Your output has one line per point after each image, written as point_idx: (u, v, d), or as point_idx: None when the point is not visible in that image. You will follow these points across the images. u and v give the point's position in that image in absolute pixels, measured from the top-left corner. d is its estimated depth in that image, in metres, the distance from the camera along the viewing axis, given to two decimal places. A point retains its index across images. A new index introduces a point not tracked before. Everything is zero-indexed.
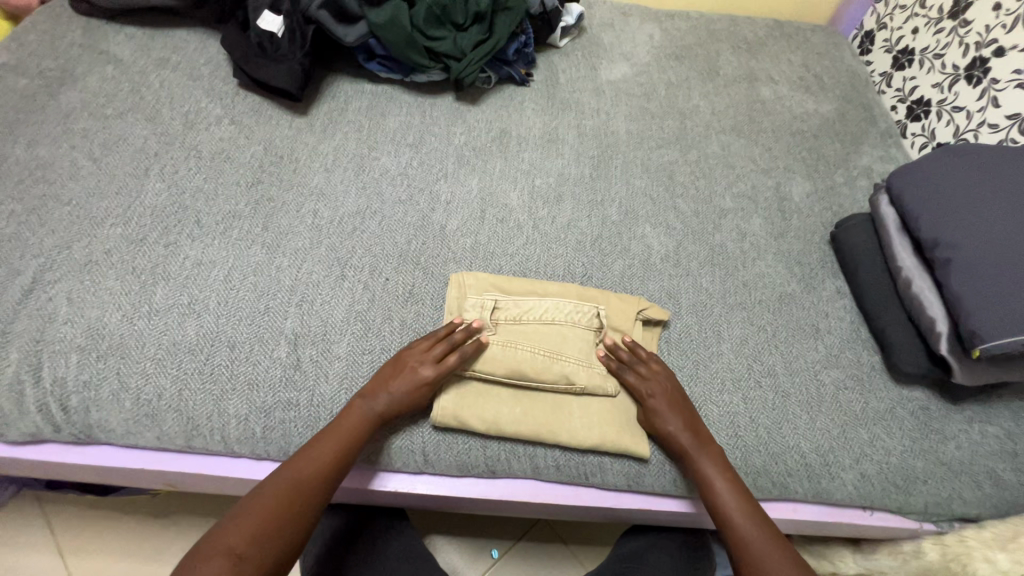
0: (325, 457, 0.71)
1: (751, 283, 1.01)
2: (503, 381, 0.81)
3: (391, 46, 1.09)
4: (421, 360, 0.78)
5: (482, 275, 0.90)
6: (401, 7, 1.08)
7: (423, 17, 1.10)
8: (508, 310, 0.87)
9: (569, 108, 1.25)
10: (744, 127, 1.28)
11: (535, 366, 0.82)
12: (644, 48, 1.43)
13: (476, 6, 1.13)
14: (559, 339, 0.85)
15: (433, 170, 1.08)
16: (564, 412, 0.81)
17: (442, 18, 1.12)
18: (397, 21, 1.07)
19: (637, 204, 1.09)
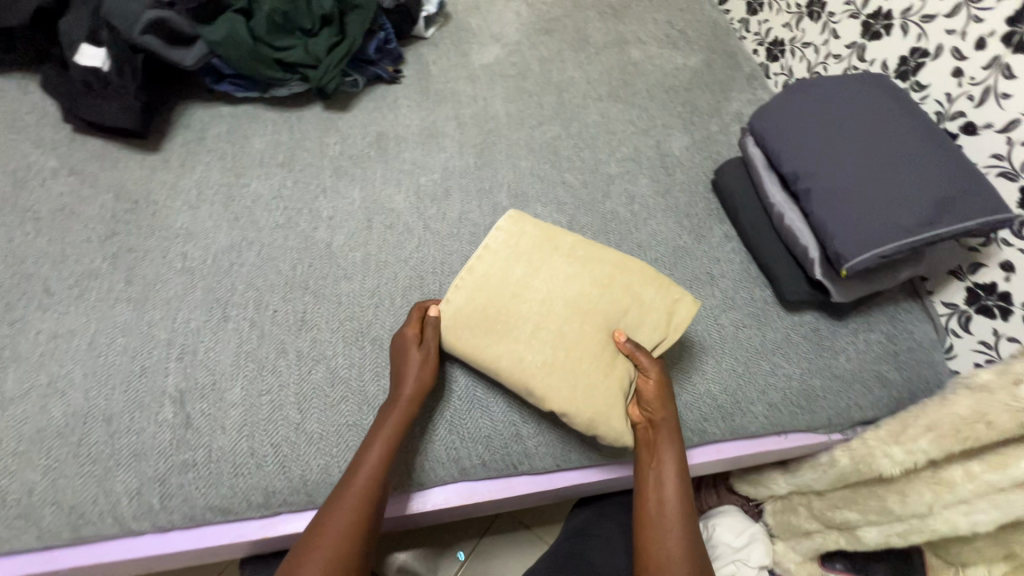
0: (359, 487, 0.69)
1: (646, 243, 1.03)
2: (507, 355, 0.80)
3: (236, 64, 1.01)
4: (410, 351, 0.79)
5: (530, 228, 0.87)
6: (237, 19, 0.99)
7: (265, 27, 1.01)
8: (527, 280, 0.83)
9: (445, 100, 1.22)
10: (620, 91, 1.30)
11: (551, 338, 0.81)
12: (512, 27, 1.41)
13: (320, 8, 1.04)
14: (581, 319, 0.82)
15: (310, 187, 1.02)
16: (570, 380, 0.79)
17: (287, 25, 1.04)
18: (235, 38, 0.99)
19: (526, 184, 1.09)
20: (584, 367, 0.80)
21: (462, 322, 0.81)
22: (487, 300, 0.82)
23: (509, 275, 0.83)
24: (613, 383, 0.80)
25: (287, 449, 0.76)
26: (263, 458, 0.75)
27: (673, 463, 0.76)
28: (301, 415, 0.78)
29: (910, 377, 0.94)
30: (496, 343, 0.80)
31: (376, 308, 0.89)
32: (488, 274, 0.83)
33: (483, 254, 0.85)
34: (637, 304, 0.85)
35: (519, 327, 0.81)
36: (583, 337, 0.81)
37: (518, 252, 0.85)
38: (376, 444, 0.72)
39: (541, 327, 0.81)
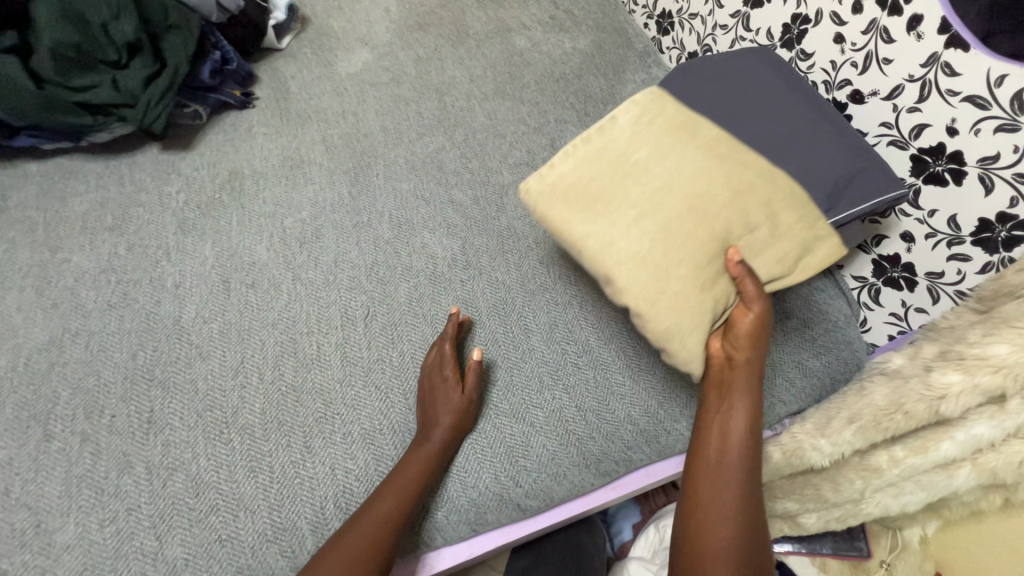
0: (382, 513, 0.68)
1: (549, 258, 0.95)
2: (640, 237, 0.70)
3: (24, 114, 0.84)
4: (446, 394, 0.76)
5: (672, 114, 0.78)
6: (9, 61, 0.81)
7: (52, 66, 0.83)
8: (688, 155, 0.74)
9: (308, 120, 1.07)
10: (507, 87, 1.19)
11: (675, 230, 0.70)
12: (381, 25, 1.26)
13: (122, 36, 0.86)
14: (700, 221, 0.70)
15: (149, 251, 0.86)
16: (659, 279, 0.68)
17: (84, 59, 0.85)
18: (15, 83, 0.81)
19: (410, 210, 0.97)
20: (672, 260, 0.69)
21: (562, 196, 0.74)
22: (598, 177, 0.74)
23: (690, 154, 0.74)
24: (704, 302, 0.69)
25: None
26: None
27: (742, 419, 0.73)
28: (157, 541, 0.66)
29: (829, 361, 0.92)
30: (600, 214, 0.72)
31: (240, 390, 0.76)
32: (602, 147, 0.76)
33: (601, 133, 0.77)
34: (771, 224, 0.73)
35: (619, 207, 0.72)
36: (711, 215, 0.71)
37: (650, 127, 0.77)
38: (408, 471, 0.71)
39: (625, 213, 0.71)
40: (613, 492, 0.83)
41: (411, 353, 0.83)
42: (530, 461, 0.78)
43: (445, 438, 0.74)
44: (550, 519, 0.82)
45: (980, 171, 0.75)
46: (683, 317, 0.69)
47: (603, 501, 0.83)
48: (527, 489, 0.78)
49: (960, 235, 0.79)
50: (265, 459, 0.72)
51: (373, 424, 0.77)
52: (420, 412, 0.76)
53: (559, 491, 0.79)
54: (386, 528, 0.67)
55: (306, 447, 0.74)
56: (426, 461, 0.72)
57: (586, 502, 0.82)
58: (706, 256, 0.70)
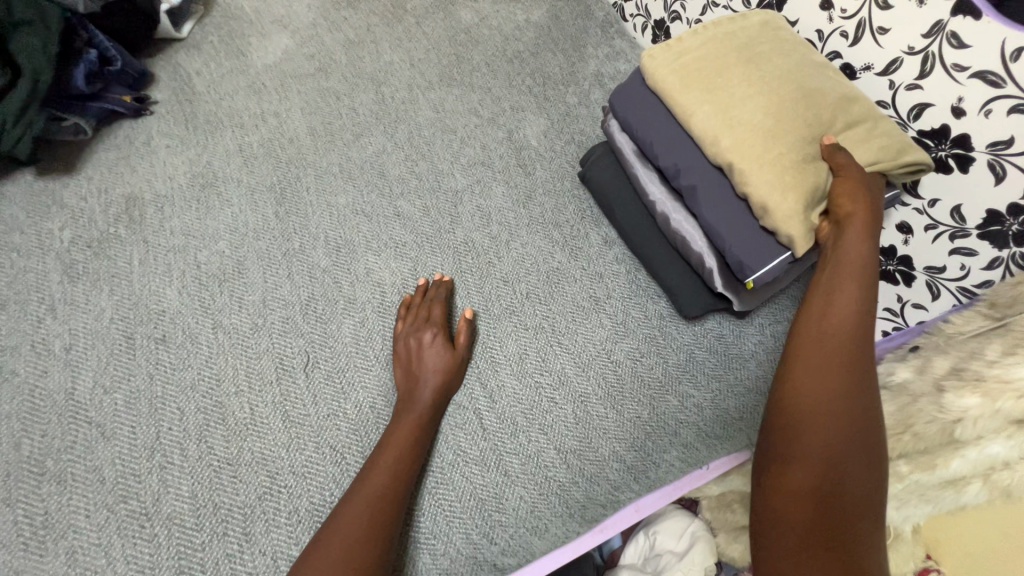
0: (373, 490, 0.63)
1: (513, 274, 0.84)
2: (775, 113, 0.68)
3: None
4: (431, 351, 0.72)
5: (779, 20, 0.78)
6: None
7: None
8: (792, 45, 0.74)
9: (220, 126, 0.90)
10: (454, 72, 1.04)
11: (797, 110, 0.68)
12: (301, 3, 1.08)
13: None
14: (813, 108, 0.68)
15: (31, 307, 0.71)
16: (792, 145, 0.67)
17: None
18: None
19: (350, 229, 0.84)
20: (778, 136, 0.67)
21: (683, 63, 0.75)
22: (719, 49, 0.75)
23: (794, 43, 0.75)
24: (806, 185, 0.66)
25: None
26: None
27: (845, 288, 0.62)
28: None
29: None
30: (701, 93, 0.72)
31: (160, 471, 0.64)
32: (732, 30, 0.77)
33: (689, 35, 0.77)
34: (871, 127, 0.68)
35: (735, 92, 0.71)
36: (815, 103, 0.69)
37: (748, 24, 0.77)
38: (390, 453, 0.65)
39: (738, 95, 0.71)
40: (601, 535, 0.76)
41: (366, 400, 0.71)
42: (505, 515, 0.69)
43: (432, 399, 0.70)
44: (536, 572, 0.73)
45: (990, 157, 0.66)
46: (788, 197, 0.65)
47: (590, 545, 0.76)
48: (503, 546, 0.68)
49: (964, 227, 0.72)
50: (195, 555, 0.60)
51: (325, 498, 0.65)
52: (404, 374, 0.72)
53: (543, 545, 0.70)
54: (376, 510, 0.61)
55: (245, 535, 0.62)
56: (406, 432, 0.67)
57: (571, 550, 0.74)
58: (811, 144, 0.67)
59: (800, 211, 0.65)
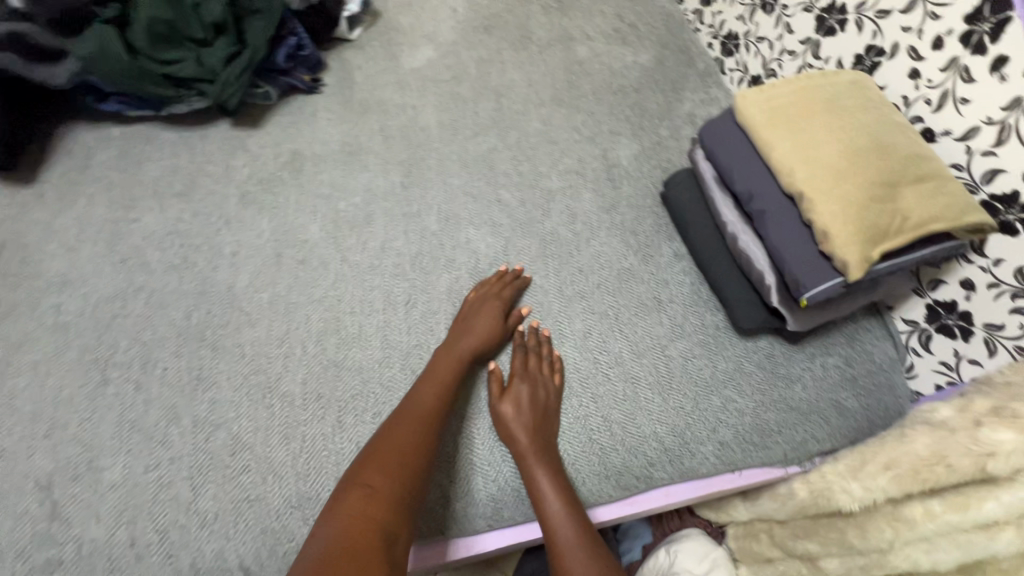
0: (409, 429, 0.70)
1: (588, 266, 0.95)
2: (848, 156, 0.77)
3: (113, 83, 0.88)
4: (480, 310, 0.84)
5: (864, 81, 0.87)
6: (108, 32, 0.85)
7: (145, 39, 0.87)
8: (872, 103, 0.83)
9: (369, 110, 1.10)
10: (564, 95, 1.20)
11: (868, 157, 0.77)
12: (448, 24, 1.29)
13: (210, 15, 0.90)
14: (884, 156, 0.77)
15: (212, 219, 0.91)
16: (862, 185, 0.75)
17: (173, 36, 0.90)
18: (108, 52, 0.85)
19: (457, 205, 0.99)
20: (847, 174, 0.76)
21: (770, 106, 0.86)
22: (804, 97, 0.85)
23: (875, 101, 0.84)
24: (871, 219, 0.73)
25: (175, 531, 0.66)
26: (150, 547, 0.65)
27: (553, 474, 0.73)
28: (193, 492, 0.69)
29: (870, 404, 0.89)
30: (784, 132, 0.82)
31: (283, 360, 0.80)
32: (821, 85, 0.87)
33: (778, 84, 0.88)
34: (939, 182, 0.75)
35: (814, 134, 0.81)
36: (886, 153, 0.77)
37: (833, 81, 0.88)
38: (427, 397, 0.74)
39: (817, 137, 0.80)
40: (631, 508, 0.83)
41: None
42: None
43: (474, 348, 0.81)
44: None
45: None
46: (854, 226, 0.73)
47: (619, 515, 0.82)
48: None
49: None
50: (300, 428, 0.75)
51: None
52: (449, 333, 0.83)
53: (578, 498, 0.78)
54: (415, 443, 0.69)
55: (339, 422, 0.76)
56: (440, 381, 0.77)
57: (602, 515, 0.82)
58: (880, 186, 0.75)
59: (858, 238, 0.72)
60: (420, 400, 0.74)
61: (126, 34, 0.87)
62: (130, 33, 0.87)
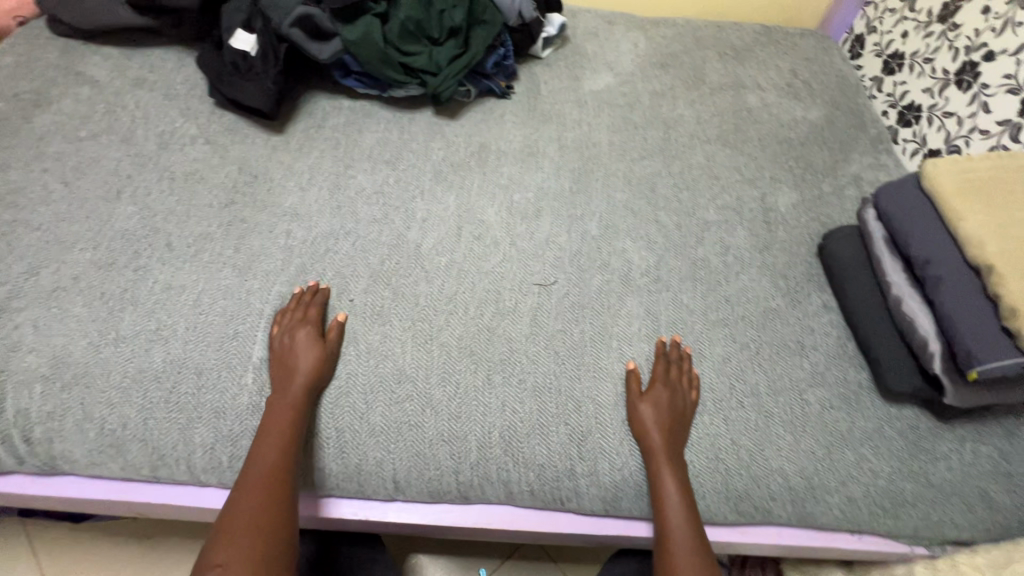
0: (264, 483, 0.70)
1: (734, 298, 0.98)
2: None
3: (364, 62, 1.05)
4: (303, 348, 0.80)
5: None
6: (375, 23, 1.04)
7: (398, 33, 1.05)
8: None
9: (550, 120, 1.22)
10: (730, 137, 1.25)
11: None
12: (628, 57, 1.40)
13: (451, 21, 1.07)
14: None
15: (410, 187, 1.05)
16: None
17: (417, 33, 1.07)
18: (370, 39, 1.03)
19: (618, 217, 1.06)
20: None
21: (965, 179, 0.86)
22: (1004, 178, 0.85)
23: None
24: None
25: (348, 434, 0.80)
26: (327, 439, 0.79)
27: (683, 494, 0.76)
28: (365, 406, 0.81)
29: None
30: (978, 206, 0.82)
31: (449, 316, 0.90)
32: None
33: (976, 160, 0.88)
34: None
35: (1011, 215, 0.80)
36: None
37: None
38: (266, 443, 0.73)
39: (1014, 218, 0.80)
40: (741, 537, 0.84)
41: (592, 333, 0.91)
42: None
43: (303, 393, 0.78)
44: None
45: None
46: None
47: (728, 540, 0.84)
48: None
49: None
50: (458, 376, 0.85)
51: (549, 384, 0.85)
52: (276, 373, 0.79)
53: None
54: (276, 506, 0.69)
55: (490, 380, 0.85)
56: (278, 428, 0.74)
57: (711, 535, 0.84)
58: None
59: None
60: (261, 455, 0.72)
61: (385, 27, 1.06)
62: (388, 27, 1.06)
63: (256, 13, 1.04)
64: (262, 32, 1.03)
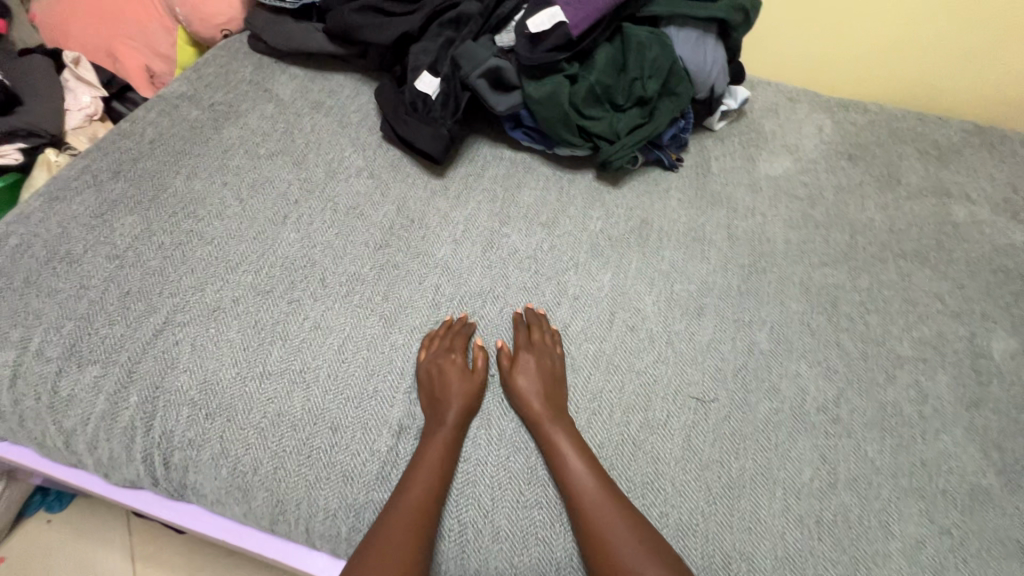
0: (417, 509, 0.69)
1: (931, 463, 0.81)
2: None
3: (541, 120, 1.01)
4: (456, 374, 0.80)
5: None
6: (564, 82, 0.99)
7: (585, 95, 1.00)
8: None
9: (719, 202, 1.11)
10: (929, 254, 1.07)
11: None
12: (811, 141, 1.26)
13: (641, 91, 1.01)
14: None
15: (564, 258, 0.99)
16: None
17: (602, 97, 1.02)
18: (557, 99, 0.98)
19: (791, 332, 0.93)
20: None
21: None
22: None
23: None
24: None
25: (472, 532, 0.72)
26: (449, 531, 0.72)
27: (581, 458, 0.74)
28: (492, 502, 0.74)
29: None
30: None
31: (592, 416, 0.81)
32: None
33: None
34: None
35: None
36: None
37: None
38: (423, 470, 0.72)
39: None
40: None
41: (751, 470, 0.78)
42: None
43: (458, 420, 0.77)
44: None
45: None
46: None
47: None
48: None
49: None
50: None
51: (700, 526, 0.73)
52: (428, 399, 0.79)
53: None
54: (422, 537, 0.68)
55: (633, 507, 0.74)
56: (438, 457, 0.73)
57: None
58: None
59: None
60: (416, 480, 0.71)
61: (571, 86, 1.01)
62: (575, 86, 1.00)
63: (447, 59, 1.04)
64: (448, 79, 1.02)
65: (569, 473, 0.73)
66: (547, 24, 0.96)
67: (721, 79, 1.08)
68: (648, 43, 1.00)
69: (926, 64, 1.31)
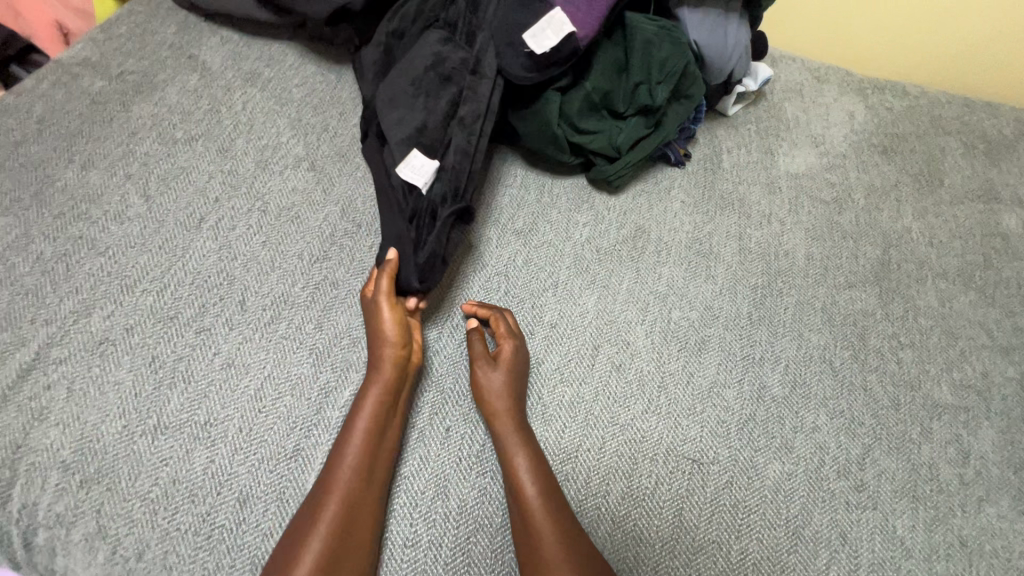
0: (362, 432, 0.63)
1: (973, 543, 0.67)
2: None
3: (528, 140, 0.86)
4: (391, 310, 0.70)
5: None
6: (554, 94, 0.83)
7: (579, 106, 0.84)
8: None
9: (729, 206, 0.93)
10: (976, 273, 0.90)
11: None
12: (840, 130, 1.07)
13: (648, 99, 0.84)
14: None
15: (541, 274, 0.82)
16: None
17: (600, 106, 0.86)
18: (544, 113, 0.83)
19: (810, 372, 0.77)
20: None
21: None
22: None
23: None
24: None
25: None
26: None
27: (533, 460, 0.63)
28: None
29: None
30: None
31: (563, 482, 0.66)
32: None
33: None
34: None
35: None
36: None
37: None
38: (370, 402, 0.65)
39: None
40: None
41: (755, 554, 0.64)
42: None
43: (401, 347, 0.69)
44: None
45: None
46: None
47: None
48: None
49: None
50: None
51: None
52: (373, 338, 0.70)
53: None
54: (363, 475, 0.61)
55: None
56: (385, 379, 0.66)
57: None
58: None
59: None
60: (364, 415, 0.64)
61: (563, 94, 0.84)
62: (568, 94, 0.84)
63: (428, 80, 0.81)
64: (427, 108, 0.80)
65: (518, 498, 0.61)
66: (552, 38, 0.79)
67: (742, 63, 0.92)
68: (657, 42, 0.83)
69: (986, 43, 1.10)
